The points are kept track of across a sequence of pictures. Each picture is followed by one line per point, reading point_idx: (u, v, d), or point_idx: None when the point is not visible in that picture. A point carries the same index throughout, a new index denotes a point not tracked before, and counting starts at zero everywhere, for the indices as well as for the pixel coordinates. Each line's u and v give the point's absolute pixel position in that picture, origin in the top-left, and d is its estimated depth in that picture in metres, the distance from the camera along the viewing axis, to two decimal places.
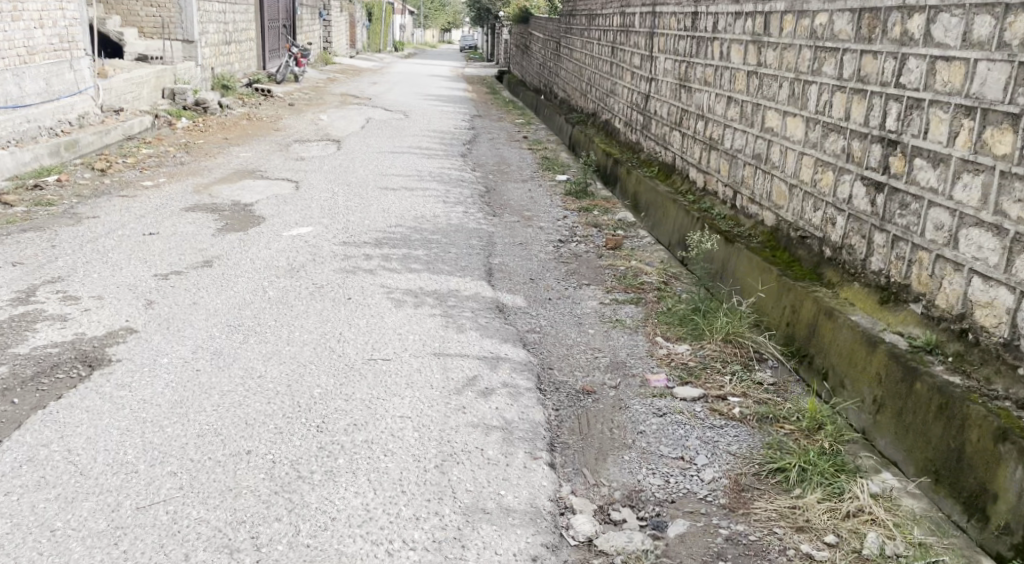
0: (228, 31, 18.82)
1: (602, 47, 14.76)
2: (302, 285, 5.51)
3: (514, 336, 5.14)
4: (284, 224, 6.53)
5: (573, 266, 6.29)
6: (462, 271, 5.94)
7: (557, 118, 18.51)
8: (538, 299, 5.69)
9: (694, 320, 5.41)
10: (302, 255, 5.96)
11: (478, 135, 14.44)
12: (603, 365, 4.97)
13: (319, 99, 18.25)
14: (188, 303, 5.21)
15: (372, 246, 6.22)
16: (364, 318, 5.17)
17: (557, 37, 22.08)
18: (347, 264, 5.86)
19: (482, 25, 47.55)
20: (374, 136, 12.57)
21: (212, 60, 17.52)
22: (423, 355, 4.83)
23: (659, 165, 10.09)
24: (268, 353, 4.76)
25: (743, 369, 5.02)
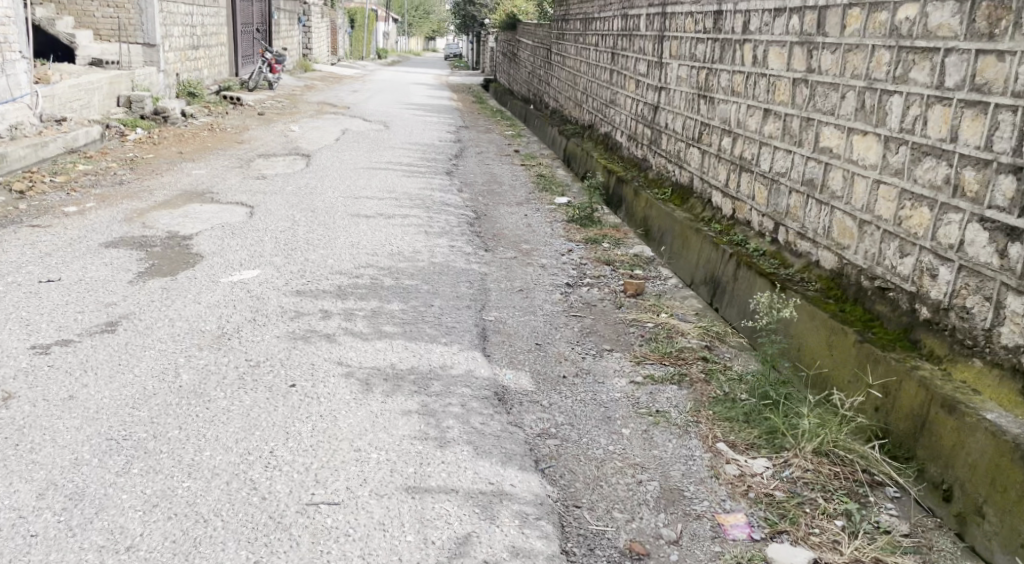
0: (194, 34, 18.02)
1: (599, 54, 13.53)
2: (236, 363, 4.29)
3: (522, 451, 3.93)
4: (218, 269, 5.23)
5: (589, 325, 5.04)
6: (441, 336, 4.69)
7: (549, 130, 17.23)
8: (546, 381, 4.45)
9: (768, 421, 4.22)
10: (238, 314, 4.69)
11: (466, 149, 13.17)
12: (652, 501, 3.77)
13: (292, 108, 17.00)
14: (61, 399, 3.99)
15: (333, 297, 4.96)
16: (308, 424, 3.93)
17: (547, 43, 20.84)
18: (298, 328, 4.62)
19: (468, 32, 46.38)
20: (349, 150, 11.30)
21: (177, 65, 17.01)
22: (389, 495, 3.61)
23: (672, 186, 8.85)
24: (153, 499, 3.51)
25: (853, 505, 3.84)
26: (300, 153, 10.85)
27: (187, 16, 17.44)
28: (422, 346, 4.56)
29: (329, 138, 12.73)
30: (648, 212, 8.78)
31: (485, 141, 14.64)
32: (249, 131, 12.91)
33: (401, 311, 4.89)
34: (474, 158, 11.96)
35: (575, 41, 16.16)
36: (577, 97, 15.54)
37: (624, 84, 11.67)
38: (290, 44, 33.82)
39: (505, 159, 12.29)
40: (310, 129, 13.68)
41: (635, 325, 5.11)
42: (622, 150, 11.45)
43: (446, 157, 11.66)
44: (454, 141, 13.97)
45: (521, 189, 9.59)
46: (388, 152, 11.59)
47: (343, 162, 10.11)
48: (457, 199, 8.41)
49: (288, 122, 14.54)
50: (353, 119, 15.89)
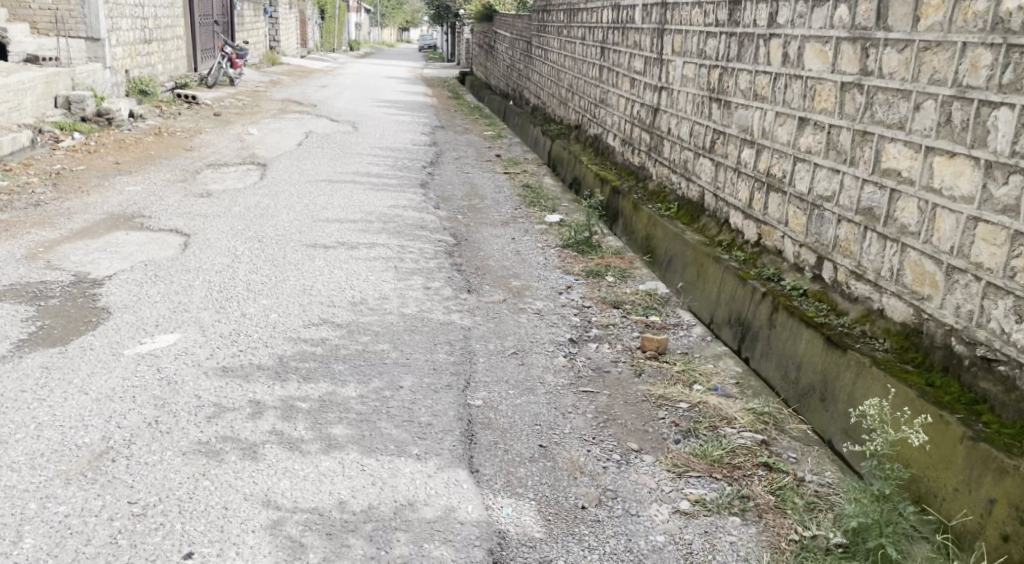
0: (146, 28, 18.16)
1: (587, 48, 12.38)
2: (112, 514, 3.44)
3: None
4: (120, 337, 4.46)
5: (616, 420, 4.25)
6: (409, 446, 3.90)
7: (532, 129, 16.07)
8: (559, 519, 3.63)
9: None
10: (135, 414, 3.93)
11: (442, 153, 12.03)
12: None
13: (252, 110, 15.96)
14: None
15: (269, 382, 4.19)
16: None
17: (527, 35, 19.65)
18: (211, 436, 3.84)
19: (442, 24, 45.21)
20: (309, 160, 10.23)
21: (126, 60, 16.88)
22: None
23: (677, 201, 7.75)
24: None
25: None
26: (255, 165, 9.81)
27: (115, 21, 16.47)
28: (380, 482, 3.69)
29: (291, 145, 11.67)
30: (652, 231, 7.69)
31: (463, 143, 13.49)
32: (205, 138, 11.87)
33: (363, 408, 4.10)
34: (452, 165, 10.85)
35: (559, 33, 14.99)
36: (562, 94, 14.39)
37: (616, 81, 10.55)
38: (257, 37, 32.66)
39: (486, 165, 11.16)
40: (267, 136, 12.62)
41: (665, 408, 4.40)
42: (616, 156, 10.33)
43: (419, 164, 10.53)
44: (429, 144, 12.83)
45: (506, 203, 8.50)
46: (353, 159, 10.49)
47: (300, 176, 9.07)
48: (433, 220, 7.36)
49: (247, 127, 13.50)
50: (319, 121, 14.82)
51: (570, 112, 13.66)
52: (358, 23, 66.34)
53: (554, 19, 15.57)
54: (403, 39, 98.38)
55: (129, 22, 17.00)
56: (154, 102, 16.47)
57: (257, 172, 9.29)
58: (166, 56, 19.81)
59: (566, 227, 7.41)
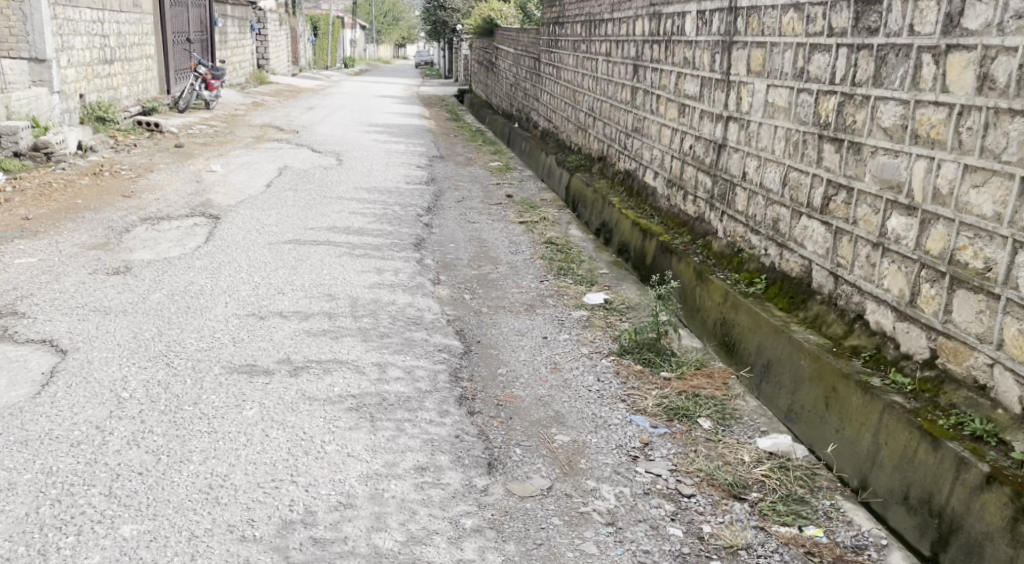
0: (105, 44, 16.73)
1: (615, 66, 10.29)
2: None
3: None
4: None
5: None
6: None
7: (544, 159, 13.98)
8: None
9: None
10: None
11: (444, 193, 10.06)
12: None
13: (218, 143, 14.14)
14: None
15: None
16: None
17: (535, 52, 17.58)
18: None
19: (439, 40, 43.37)
20: (274, 207, 8.36)
21: (82, 84, 15.48)
22: None
23: (762, 272, 5.73)
24: None
25: None
26: (206, 217, 7.96)
27: (68, 39, 14.85)
28: None
29: (259, 186, 9.80)
30: (725, 312, 5.68)
31: (466, 180, 11.46)
32: (154, 178, 10.10)
33: None
34: (456, 211, 8.90)
35: (576, 47, 12.86)
36: (582, 119, 12.26)
37: (657, 107, 8.46)
38: (241, 55, 30.95)
39: (496, 211, 9.13)
40: (231, 174, 10.81)
41: None
42: (659, 202, 8.27)
43: (413, 211, 8.57)
44: (424, 181, 10.85)
45: (529, 271, 6.53)
46: (328, 205, 8.61)
47: (259, 232, 7.20)
48: (433, 307, 5.44)
49: (212, 164, 11.68)
50: (299, 155, 12.99)
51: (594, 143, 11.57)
52: (352, 40, 64.45)
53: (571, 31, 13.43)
54: (400, 55, 96.89)
55: (82, 40, 15.52)
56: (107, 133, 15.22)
57: (204, 228, 7.45)
58: (133, 78, 18.57)
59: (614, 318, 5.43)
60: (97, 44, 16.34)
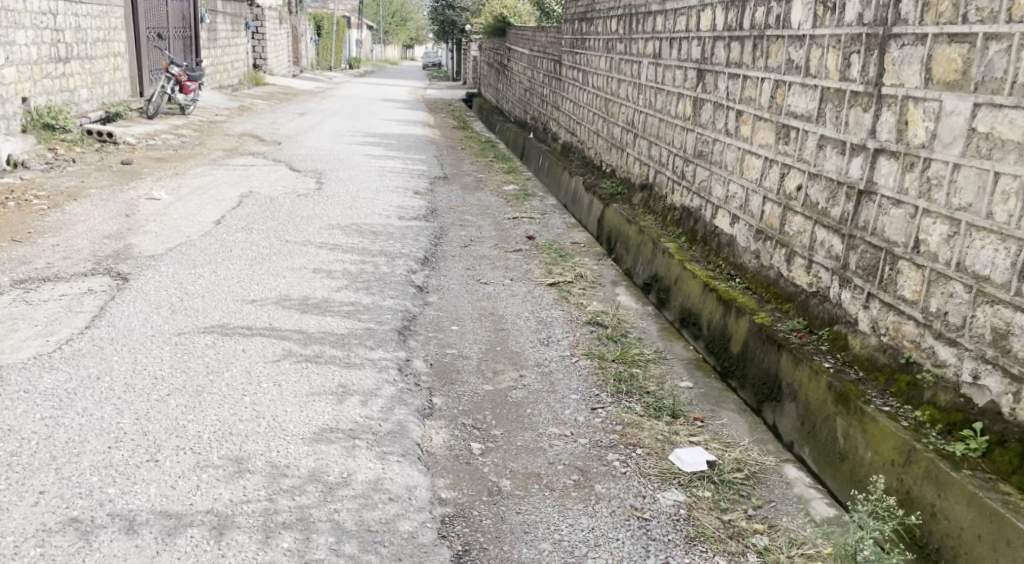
0: (54, 40, 15.28)
1: (667, 71, 7.97)
2: None
3: None
4: None
5: None
6: None
7: (569, 183, 11.65)
8: None
9: None
10: None
11: (446, 232, 7.92)
12: None
13: (176, 161, 12.35)
14: None
15: None
16: None
17: (556, 53, 15.19)
18: None
19: (449, 41, 41.06)
20: (212, 261, 6.29)
21: (26, 84, 14.10)
22: None
23: (970, 415, 3.53)
24: None
25: None
26: (113, 275, 5.92)
27: (6, 33, 13.47)
28: None
29: (206, 225, 7.78)
30: (910, 484, 3.56)
31: (472, 211, 9.23)
32: (74, 214, 8.17)
33: None
34: (459, 264, 6.77)
35: (611, 46, 10.50)
36: (620, 136, 9.93)
37: (736, 127, 6.16)
38: (235, 56, 29.06)
39: (512, 261, 6.94)
40: (177, 206, 8.85)
41: None
42: (740, 258, 5.96)
43: (400, 268, 6.42)
44: (420, 214, 8.70)
45: (569, 384, 4.41)
46: (284, 256, 6.50)
47: (173, 305, 5.14)
48: (416, 488, 3.62)
49: (156, 190, 9.74)
50: (272, 177, 10.95)
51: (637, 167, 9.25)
52: (358, 40, 62.29)
53: (605, 28, 11.08)
54: (409, 57, 94.86)
55: (25, 35, 14.13)
56: (51, 143, 13.82)
57: (101, 295, 5.43)
58: (95, 78, 17.16)
59: (731, 541, 3.56)
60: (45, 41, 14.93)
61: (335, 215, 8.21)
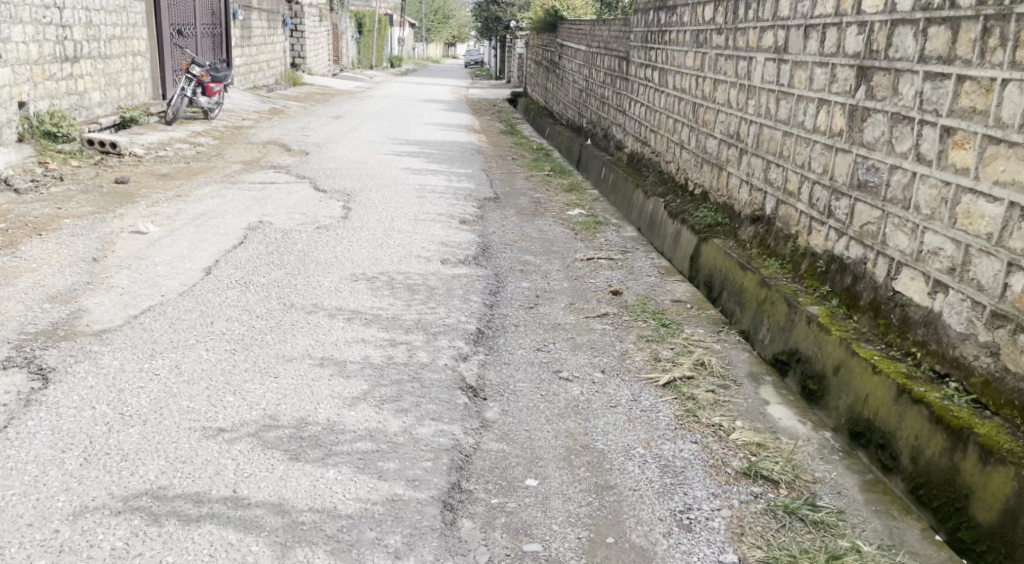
0: (61, 38, 13.64)
1: (799, 69, 5.99)
2: None
3: None
4: None
5: None
6: None
7: (648, 207, 9.65)
8: None
9: None
10: None
11: (504, 285, 6.05)
12: None
13: (183, 178, 10.59)
14: None
15: None
16: None
17: (621, 49, 13.32)
18: None
19: (494, 38, 39.27)
20: (181, 346, 4.48)
21: (23, 87, 12.43)
22: None
23: None
24: None
25: None
26: (32, 373, 4.11)
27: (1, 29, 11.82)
28: None
29: (194, 276, 6.00)
30: None
31: (534, 250, 7.33)
32: (30, 259, 6.41)
33: None
34: (524, 341, 4.91)
35: (705, 39, 8.51)
36: (721, 152, 7.94)
37: (940, 150, 4.21)
38: (274, 56, 27.52)
39: (598, 333, 5.05)
40: (166, 244, 7.06)
41: None
42: (954, 349, 4.01)
43: (444, 354, 4.56)
44: (469, 256, 6.83)
45: None
46: (282, 336, 4.67)
47: (89, 444, 3.56)
48: None
49: (144, 220, 7.98)
50: (291, 201, 9.13)
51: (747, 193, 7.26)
52: (400, 38, 60.50)
53: (697, 17, 9.10)
54: (451, 56, 93.32)
55: (24, 31, 12.44)
56: (50, 155, 12.14)
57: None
58: (109, 79, 15.47)
59: None
60: (50, 39, 13.29)
61: (360, 260, 6.43)
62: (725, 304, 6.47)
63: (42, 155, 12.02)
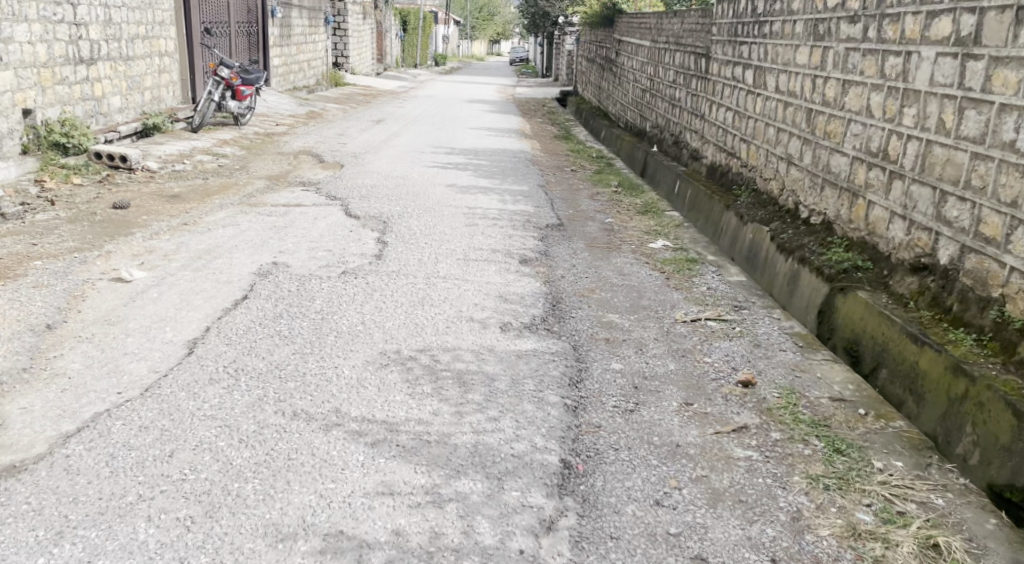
0: (77, 36, 11.99)
1: (1003, 68, 4.60)
2: None
3: None
4: None
5: None
6: None
7: (748, 235, 8.11)
8: None
9: None
10: None
11: (588, 366, 4.51)
12: None
13: (200, 198, 8.82)
14: None
15: None
16: None
17: (699, 42, 11.72)
18: None
19: (540, 35, 37.70)
20: (109, 512, 3.16)
21: (30, 94, 10.90)
22: None
23: None
24: None
25: None
26: None
27: None
28: None
29: (169, 361, 4.31)
30: None
31: (622, 304, 5.75)
32: None
33: None
34: (628, 483, 3.46)
35: (839, 33, 6.94)
36: (861, 175, 6.38)
37: None
38: (314, 56, 26.08)
39: (744, 467, 3.62)
40: (148, 304, 5.30)
41: None
42: None
43: (517, 528, 3.19)
44: (536, 318, 5.28)
45: None
46: (267, 483, 3.31)
47: None
48: None
49: (132, 261, 6.30)
50: (315, 232, 7.51)
51: (901, 230, 5.68)
52: (443, 34, 58.82)
53: (821, 5, 7.51)
54: (495, 53, 91.89)
55: (29, 30, 10.86)
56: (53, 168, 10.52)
57: None
58: (132, 83, 13.76)
59: None
60: (63, 38, 11.63)
61: (392, 327, 4.87)
62: (890, 385, 4.94)
63: (43, 170, 10.33)
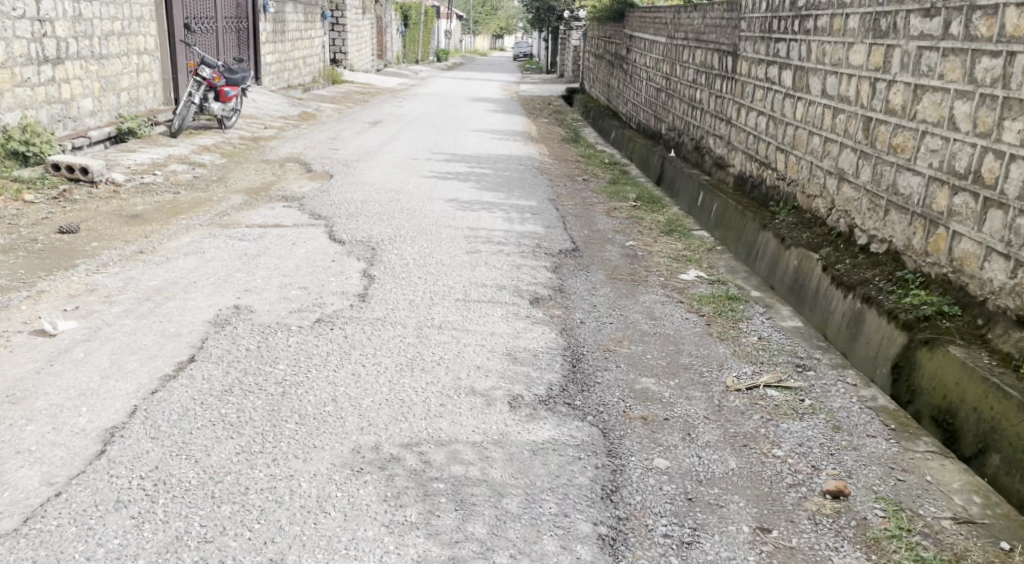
0: (42, 33, 10.89)
1: None
2: None
3: None
4: None
5: None
6: None
7: (794, 260, 7.06)
8: None
9: None
10: None
11: (624, 467, 3.49)
12: None
13: (163, 217, 7.76)
14: None
15: None
16: None
17: (723, 37, 10.69)
18: None
19: (542, 30, 36.59)
20: None
21: None
22: None
23: None
24: None
25: None
26: None
27: None
28: None
29: (70, 470, 3.27)
30: None
31: (659, 363, 4.72)
32: None
33: None
34: None
35: (909, 30, 5.91)
36: (943, 201, 5.39)
37: None
38: (310, 52, 24.96)
39: None
40: (68, 370, 4.18)
41: None
42: None
43: None
44: (553, 387, 4.25)
45: None
46: None
47: None
48: None
49: (65, 302, 5.19)
50: (291, 262, 6.41)
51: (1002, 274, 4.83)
52: (444, 30, 57.67)
53: None
54: (497, 49, 90.72)
55: None
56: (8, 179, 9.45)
57: None
58: (106, 84, 12.62)
59: None
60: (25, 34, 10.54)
61: (369, 406, 3.82)
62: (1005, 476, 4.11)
63: None
